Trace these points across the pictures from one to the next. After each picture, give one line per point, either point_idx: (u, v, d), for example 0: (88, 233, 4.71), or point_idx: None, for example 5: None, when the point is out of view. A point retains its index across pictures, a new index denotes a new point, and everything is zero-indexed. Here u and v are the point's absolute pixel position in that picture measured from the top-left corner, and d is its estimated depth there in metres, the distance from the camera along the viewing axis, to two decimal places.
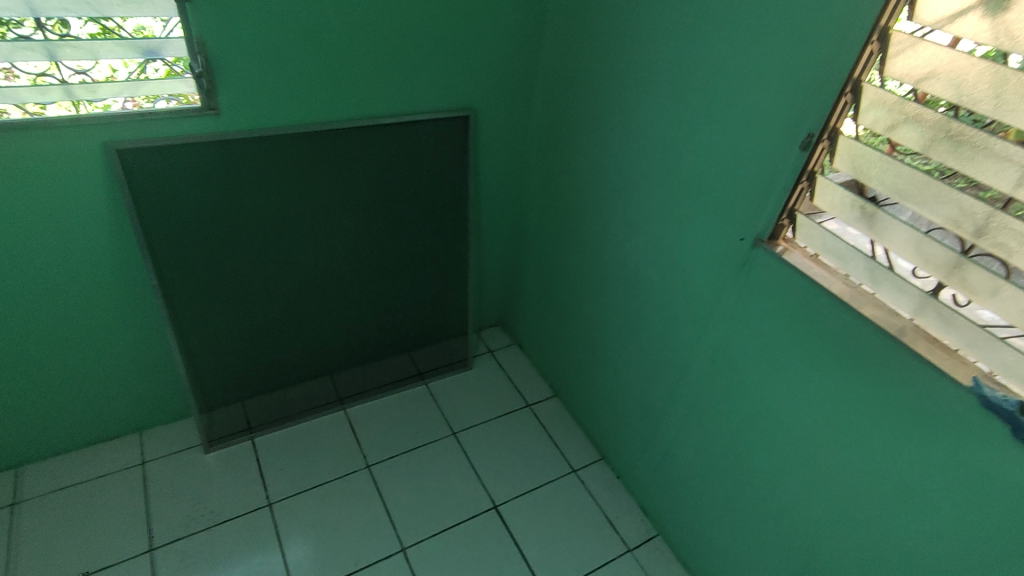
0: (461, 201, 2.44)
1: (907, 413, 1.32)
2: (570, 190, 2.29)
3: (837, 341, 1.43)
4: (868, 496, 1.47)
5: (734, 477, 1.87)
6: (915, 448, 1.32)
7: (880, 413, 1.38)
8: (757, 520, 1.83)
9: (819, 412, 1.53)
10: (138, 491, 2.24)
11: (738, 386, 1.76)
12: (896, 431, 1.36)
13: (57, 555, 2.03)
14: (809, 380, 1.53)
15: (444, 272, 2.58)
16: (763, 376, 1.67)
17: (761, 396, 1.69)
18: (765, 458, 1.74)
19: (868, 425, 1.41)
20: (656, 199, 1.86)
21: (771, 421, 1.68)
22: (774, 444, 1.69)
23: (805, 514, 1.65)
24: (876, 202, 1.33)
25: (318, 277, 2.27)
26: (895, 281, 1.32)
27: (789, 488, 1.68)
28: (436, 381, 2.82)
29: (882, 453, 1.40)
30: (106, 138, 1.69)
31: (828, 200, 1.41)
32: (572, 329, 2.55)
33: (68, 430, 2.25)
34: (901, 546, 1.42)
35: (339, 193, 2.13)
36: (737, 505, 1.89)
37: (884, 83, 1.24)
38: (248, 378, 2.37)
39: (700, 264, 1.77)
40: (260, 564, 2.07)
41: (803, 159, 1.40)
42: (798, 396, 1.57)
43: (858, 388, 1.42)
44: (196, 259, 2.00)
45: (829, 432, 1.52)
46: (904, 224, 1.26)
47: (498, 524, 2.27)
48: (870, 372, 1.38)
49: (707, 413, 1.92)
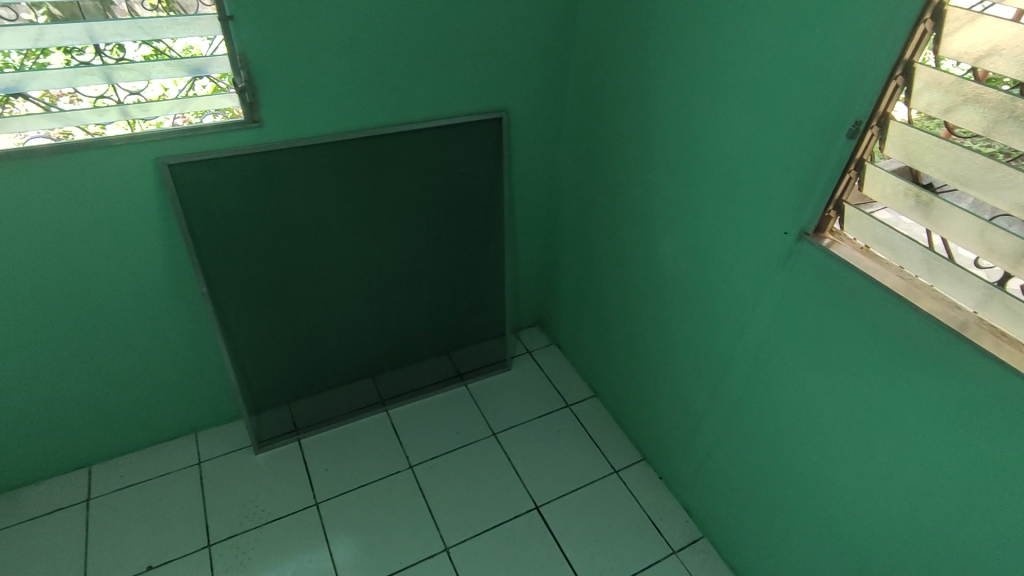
0: (496, 202, 2.44)
1: (970, 413, 1.24)
2: (606, 188, 2.26)
3: (892, 337, 1.36)
4: (926, 500, 1.39)
5: (783, 479, 1.81)
6: (980, 450, 1.24)
7: (940, 413, 1.30)
8: (807, 524, 1.76)
9: (872, 413, 1.45)
10: (195, 489, 2.33)
11: (785, 385, 1.70)
12: (958, 432, 1.28)
13: (122, 550, 2.14)
14: (861, 379, 1.46)
15: (482, 273, 2.59)
16: (811, 375, 1.60)
17: (810, 396, 1.62)
18: (815, 460, 1.67)
19: (927, 426, 1.33)
20: (695, 194, 1.82)
21: (821, 422, 1.61)
22: (824, 445, 1.62)
23: (859, 519, 1.58)
24: (932, 189, 1.25)
25: (358, 281, 2.31)
26: (955, 273, 1.24)
27: (842, 491, 1.61)
28: (476, 382, 2.84)
29: (943, 456, 1.32)
30: (158, 153, 1.77)
31: (878, 189, 1.34)
32: (611, 328, 2.52)
33: (130, 431, 2.37)
34: (967, 554, 1.33)
35: (376, 198, 2.16)
36: (786, 508, 1.82)
37: (939, 63, 1.17)
38: (294, 380, 2.44)
39: (742, 260, 1.72)
40: (309, 561, 2.13)
41: (851, 147, 1.33)
42: (849, 396, 1.50)
43: (914, 387, 1.34)
44: (242, 267, 2.07)
45: (884, 433, 1.44)
46: (963, 211, 1.18)
47: (541, 525, 2.26)
48: (928, 370, 1.30)
49: (752, 413, 1.85)
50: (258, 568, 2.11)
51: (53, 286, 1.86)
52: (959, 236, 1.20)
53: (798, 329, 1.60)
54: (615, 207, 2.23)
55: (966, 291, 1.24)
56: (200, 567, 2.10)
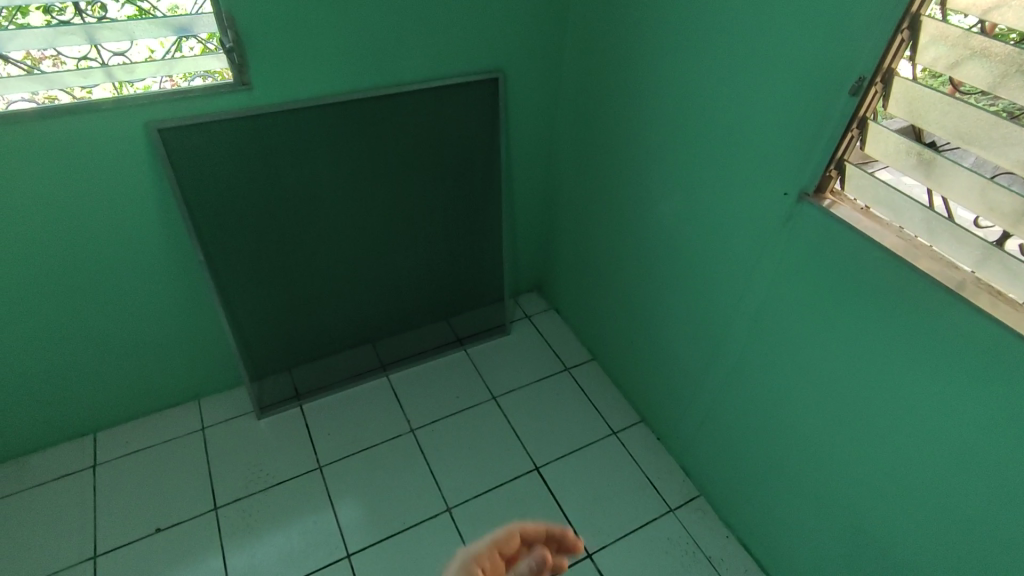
0: (493, 165, 2.41)
1: (964, 371, 1.26)
2: (604, 150, 2.23)
3: (889, 298, 1.36)
4: (921, 457, 1.42)
5: (779, 438, 1.84)
6: (973, 407, 1.26)
7: (935, 371, 1.32)
8: (803, 481, 1.80)
9: (868, 371, 1.47)
10: (200, 454, 2.37)
11: (783, 346, 1.71)
12: (951, 391, 1.30)
13: (132, 513, 2.18)
14: (859, 339, 1.47)
15: (479, 238, 2.58)
16: (808, 336, 1.62)
17: (808, 356, 1.64)
18: (811, 419, 1.70)
19: (923, 384, 1.35)
20: (694, 156, 1.80)
21: (818, 381, 1.63)
22: (821, 404, 1.65)
23: (852, 475, 1.61)
24: (935, 148, 1.24)
25: (356, 247, 2.30)
26: (955, 233, 1.24)
27: (836, 448, 1.64)
28: (475, 346, 2.86)
29: (936, 414, 1.35)
30: (147, 118, 1.74)
31: (880, 149, 1.32)
32: (610, 292, 2.52)
33: (134, 398, 2.39)
34: (957, 507, 1.37)
35: (371, 162, 2.14)
36: (782, 466, 1.86)
37: (946, 17, 1.14)
38: (295, 346, 2.46)
39: (741, 221, 1.71)
40: (314, 522, 2.18)
41: (853, 105, 1.31)
42: (846, 355, 1.52)
43: (910, 346, 1.35)
44: (237, 233, 2.06)
45: (880, 392, 1.46)
46: (966, 170, 1.17)
47: (540, 486, 2.31)
48: (926, 330, 1.31)
49: (750, 374, 1.88)
50: (265, 529, 2.16)
51: (46, 255, 1.85)
52: (959, 195, 1.20)
53: (797, 291, 1.61)
54: (614, 169, 2.21)
55: (965, 250, 1.24)
56: (208, 529, 2.15)
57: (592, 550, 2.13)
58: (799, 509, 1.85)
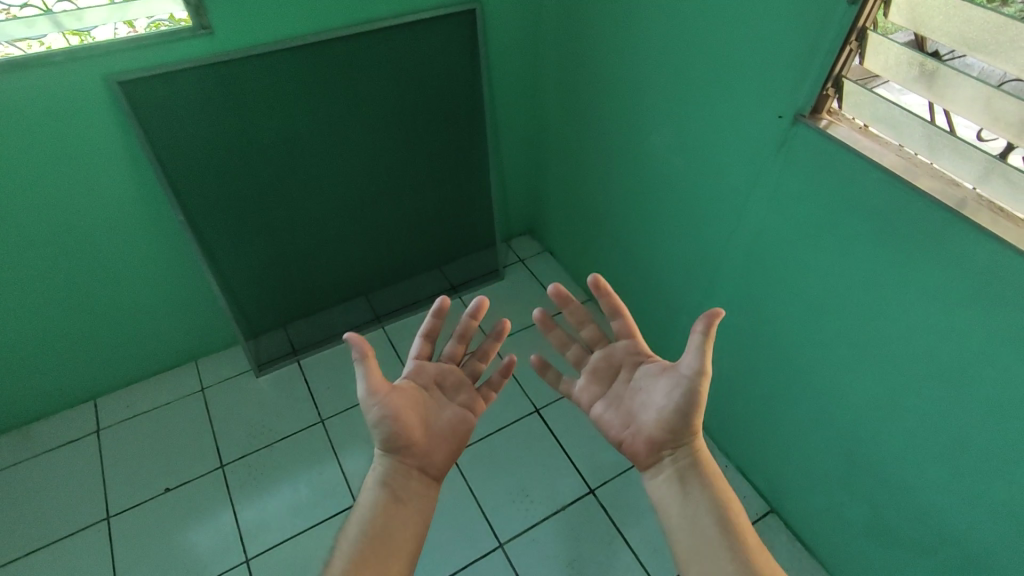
0: (476, 105, 2.32)
1: (961, 288, 1.24)
2: (591, 82, 2.13)
3: (888, 219, 1.32)
4: (921, 378, 1.41)
5: (778, 367, 1.84)
6: (971, 325, 1.25)
7: (934, 291, 1.29)
8: (802, 408, 1.81)
9: (867, 297, 1.45)
10: (203, 414, 2.38)
11: (780, 276, 1.68)
12: (950, 310, 1.28)
13: (140, 474, 2.21)
14: (858, 264, 1.44)
15: (467, 183, 2.52)
16: (807, 264, 1.58)
17: (806, 285, 1.61)
18: (809, 346, 1.69)
19: (923, 305, 1.33)
20: (684, 82, 1.71)
21: (816, 309, 1.61)
22: (819, 332, 1.63)
23: (851, 398, 1.62)
24: (938, 57, 1.17)
25: (340, 198, 2.24)
26: (957, 148, 1.19)
27: (834, 374, 1.64)
28: (470, 293, 2.83)
29: (933, 334, 1.34)
30: (106, 70, 1.64)
31: (880, 61, 1.26)
32: (603, 231, 2.48)
33: (130, 362, 2.38)
34: (954, 425, 1.38)
35: (348, 109, 2.04)
36: (782, 394, 1.87)
37: None
38: (287, 302, 2.43)
39: (736, 149, 1.64)
40: (321, 473, 2.22)
41: (853, 15, 1.21)
42: (845, 281, 1.49)
43: (910, 268, 1.32)
44: (216, 190, 1.99)
45: (879, 316, 1.44)
46: (972, 80, 1.10)
47: (542, 427, 2.32)
48: (928, 250, 1.27)
49: (748, 306, 1.85)
50: (273, 482, 2.19)
51: (19, 222, 1.79)
52: (964, 107, 1.13)
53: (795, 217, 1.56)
54: (602, 101, 2.11)
55: (967, 165, 1.19)
56: (217, 486, 2.18)
57: (594, 486, 2.16)
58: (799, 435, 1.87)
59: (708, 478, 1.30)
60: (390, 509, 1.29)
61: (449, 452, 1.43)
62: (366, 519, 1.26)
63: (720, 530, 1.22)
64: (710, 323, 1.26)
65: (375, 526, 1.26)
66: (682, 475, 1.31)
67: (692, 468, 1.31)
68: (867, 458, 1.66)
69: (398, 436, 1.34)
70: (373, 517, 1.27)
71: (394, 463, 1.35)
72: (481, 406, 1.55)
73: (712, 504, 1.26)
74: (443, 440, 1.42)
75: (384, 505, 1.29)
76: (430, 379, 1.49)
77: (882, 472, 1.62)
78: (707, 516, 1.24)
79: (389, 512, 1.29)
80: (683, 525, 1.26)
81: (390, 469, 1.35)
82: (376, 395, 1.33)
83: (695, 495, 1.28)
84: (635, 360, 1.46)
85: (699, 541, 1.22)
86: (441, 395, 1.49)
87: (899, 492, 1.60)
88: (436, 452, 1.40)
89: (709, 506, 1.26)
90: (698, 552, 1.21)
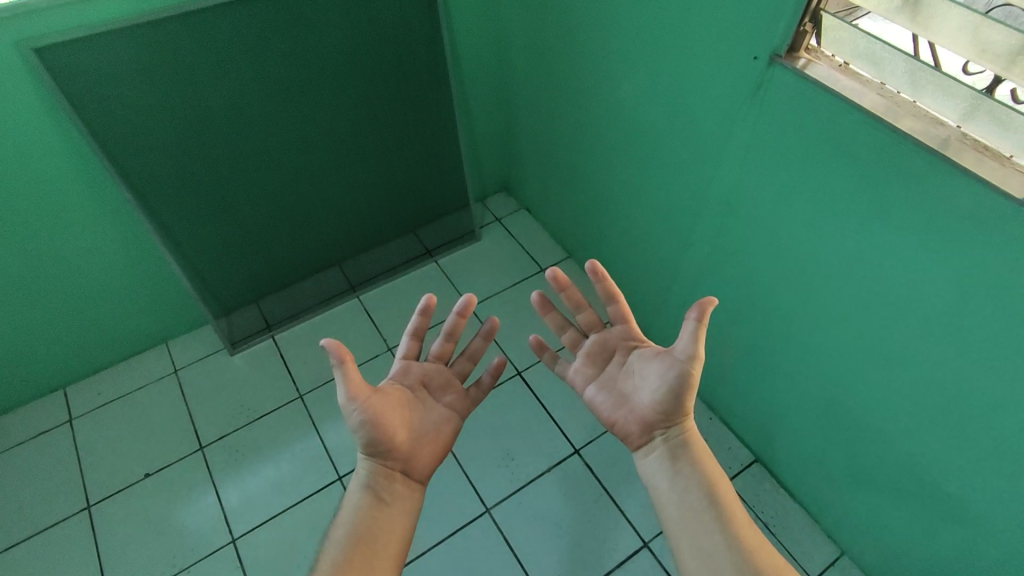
0: (436, 57, 2.18)
1: (944, 234, 1.19)
2: (556, 27, 2.00)
3: (870, 164, 1.25)
4: (906, 326, 1.37)
5: (760, 319, 1.80)
6: (955, 272, 1.21)
7: (916, 238, 1.24)
8: (785, 359, 1.78)
9: (849, 246, 1.39)
10: (178, 396, 2.33)
11: (760, 227, 1.62)
12: (934, 257, 1.23)
13: (119, 461, 2.17)
14: (840, 212, 1.37)
15: (434, 141, 2.40)
16: (788, 214, 1.52)
17: (788, 236, 1.55)
18: (792, 298, 1.64)
19: (908, 253, 1.28)
20: (655, 24, 1.59)
21: (797, 260, 1.56)
22: (801, 283, 1.59)
23: (833, 349, 1.59)
24: None
25: (300, 166, 2.12)
26: (943, 83, 1.12)
27: (815, 325, 1.61)
28: (447, 257, 2.75)
29: (915, 281, 1.29)
30: (20, 37, 1.50)
31: None
32: (579, 185, 2.39)
33: (97, 348, 2.31)
34: (936, 372, 1.36)
35: (300, 70, 1.90)
36: (765, 345, 1.84)
37: None
38: (255, 277, 2.35)
39: (710, 96, 1.54)
40: (303, 449, 2.19)
41: None
42: (828, 230, 1.43)
43: (893, 215, 1.26)
44: (165, 165, 1.87)
45: (864, 266, 1.39)
46: (959, 8, 1.01)
47: (524, 389, 2.30)
48: (912, 197, 1.21)
49: (728, 259, 1.80)
50: (255, 461, 2.16)
51: None
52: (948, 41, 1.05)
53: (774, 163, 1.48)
54: (570, 49, 1.98)
55: (953, 102, 1.12)
56: (198, 468, 2.15)
57: (579, 446, 2.15)
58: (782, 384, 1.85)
59: (698, 459, 1.28)
60: (375, 514, 1.23)
61: (434, 454, 1.37)
62: (350, 526, 1.20)
63: (711, 508, 1.20)
64: (702, 311, 1.20)
65: (359, 533, 1.19)
66: (673, 454, 1.29)
67: (681, 448, 1.30)
68: (848, 407, 1.65)
69: (382, 440, 1.27)
70: (356, 523, 1.20)
71: (377, 468, 1.28)
72: (466, 408, 1.50)
73: (699, 483, 1.24)
74: (426, 442, 1.37)
75: (368, 511, 1.23)
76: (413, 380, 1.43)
77: (866, 419, 1.61)
78: (693, 493, 1.23)
79: (375, 518, 1.22)
80: (675, 502, 1.24)
81: (373, 473, 1.28)
82: (357, 401, 1.24)
83: (686, 474, 1.26)
84: (628, 344, 1.45)
85: (688, 519, 1.20)
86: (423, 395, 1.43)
87: (880, 439, 1.59)
88: (420, 455, 1.35)
89: (696, 485, 1.24)
90: (691, 529, 1.19)
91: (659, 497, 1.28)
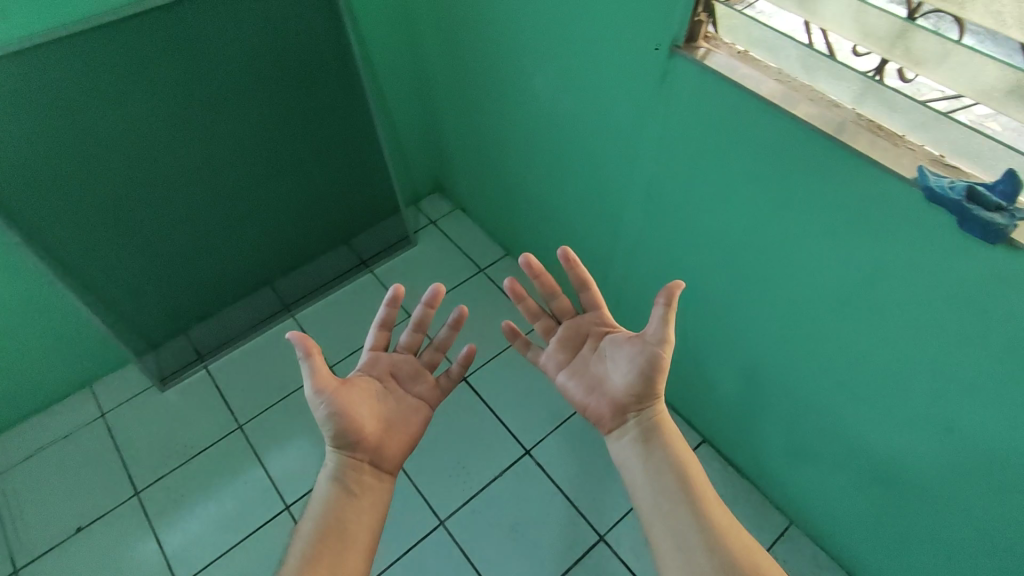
0: (345, 64, 2.10)
1: (844, 214, 1.21)
2: (464, 25, 1.95)
3: (772, 151, 1.26)
4: (837, 308, 1.37)
5: (697, 306, 1.79)
6: (861, 250, 1.23)
7: (821, 219, 1.26)
8: (727, 345, 1.79)
9: (763, 229, 1.41)
10: (107, 441, 2.21)
11: (685, 217, 1.62)
12: (841, 237, 1.25)
13: (48, 518, 2.05)
14: (761, 198, 1.36)
15: (354, 150, 2.32)
16: (712, 203, 1.50)
17: (712, 225, 1.55)
18: (725, 284, 1.64)
19: (831, 235, 1.27)
20: (562, 18, 1.55)
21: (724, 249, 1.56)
22: (733, 270, 1.58)
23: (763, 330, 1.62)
24: None
25: (213, 190, 2.01)
26: (837, 68, 1.12)
27: (741, 308, 1.63)
28: (382, 265, 2.69)
29: (827, 260, 1.31)
30: None
31: None
32: (507, 183, 2.36)
33: (10, 400, 2.16)
34: (856, 347, 1.39)
35: (198, 88, 1.79)
36: (705, 332, 1.84)
37: None
38: (178, 309, 2.23)
39: (620, 89, 1.52)
40: (246, 482, 2.11)
41: None
42: (750, 217, 1.43)
43: (798, 197, 1.28)
44: (58, 204, 1.72)
45: (790, 250, 1.38)
46: None
47: (471, 395, 2.27)
48: (824, 181, 1.20)
49: (660, 249, 1.79)
50: (196, 500, 2.08)
51: None
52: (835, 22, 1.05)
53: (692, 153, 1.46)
54: (482, 46, 1.93)
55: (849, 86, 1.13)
56: (135, 515, 2.05)
57: (529, 446, 2.15)
58: (722, 368, 1.87)
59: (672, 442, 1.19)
60: (343, 508, 1.15)
61: (402, 445, 1.30)
62: (317, 521, 1.12)
63: (685, 495, 1.11)
64: (671, 292, 1.14)
65: (327, 529, 1.11)
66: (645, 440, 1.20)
67: (653, 433, 1.20)
68: (782, 384, 1.68)
69: (349, 430, 1.20)
70: (323, 518, 1.13)
71: (345, 459, 1.21)
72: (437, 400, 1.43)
73: (671, 468, 1.15)
74: (398, 432, 1.30)
75: (336, 505, 1.15)
76: (381, 372, 1.36)
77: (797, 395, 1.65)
78: (666, 480, 1.13)
79: (344, 513, 1.14)
80: (648, 489, 1.14)
81: (342, 465, 1.21)
82: (323, 393, 1.19)
83: (659, 459, 1.17)
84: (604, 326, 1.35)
85: (660, 504, 1.11)
86: (393, 386, 1.36)
87: (814, 415, 1.63)
88: (389, 445, 1.27)
89: (669, 470, 1.15)
90: (665, 516, 1.10)
91: (631, 485, 1.19)
